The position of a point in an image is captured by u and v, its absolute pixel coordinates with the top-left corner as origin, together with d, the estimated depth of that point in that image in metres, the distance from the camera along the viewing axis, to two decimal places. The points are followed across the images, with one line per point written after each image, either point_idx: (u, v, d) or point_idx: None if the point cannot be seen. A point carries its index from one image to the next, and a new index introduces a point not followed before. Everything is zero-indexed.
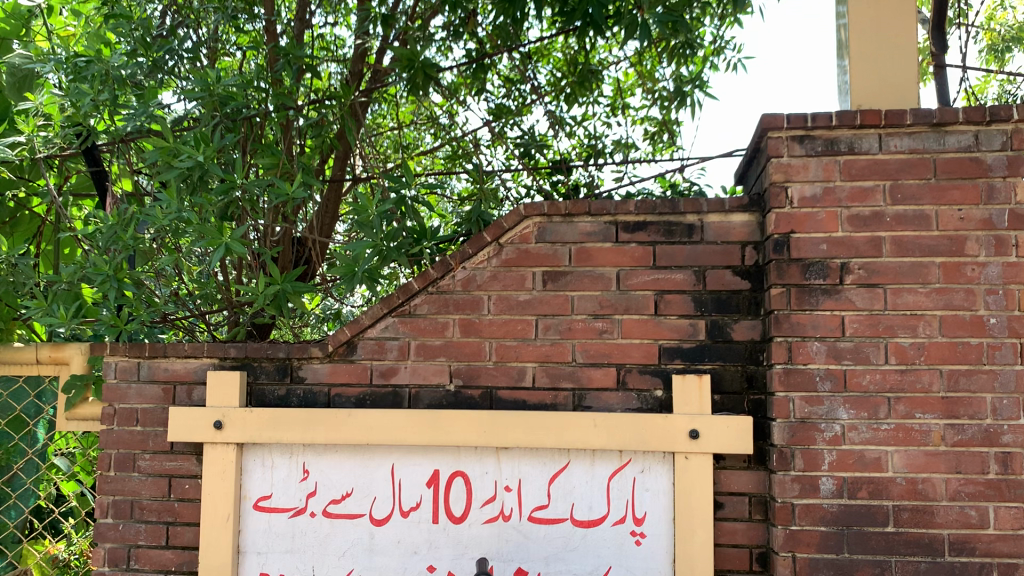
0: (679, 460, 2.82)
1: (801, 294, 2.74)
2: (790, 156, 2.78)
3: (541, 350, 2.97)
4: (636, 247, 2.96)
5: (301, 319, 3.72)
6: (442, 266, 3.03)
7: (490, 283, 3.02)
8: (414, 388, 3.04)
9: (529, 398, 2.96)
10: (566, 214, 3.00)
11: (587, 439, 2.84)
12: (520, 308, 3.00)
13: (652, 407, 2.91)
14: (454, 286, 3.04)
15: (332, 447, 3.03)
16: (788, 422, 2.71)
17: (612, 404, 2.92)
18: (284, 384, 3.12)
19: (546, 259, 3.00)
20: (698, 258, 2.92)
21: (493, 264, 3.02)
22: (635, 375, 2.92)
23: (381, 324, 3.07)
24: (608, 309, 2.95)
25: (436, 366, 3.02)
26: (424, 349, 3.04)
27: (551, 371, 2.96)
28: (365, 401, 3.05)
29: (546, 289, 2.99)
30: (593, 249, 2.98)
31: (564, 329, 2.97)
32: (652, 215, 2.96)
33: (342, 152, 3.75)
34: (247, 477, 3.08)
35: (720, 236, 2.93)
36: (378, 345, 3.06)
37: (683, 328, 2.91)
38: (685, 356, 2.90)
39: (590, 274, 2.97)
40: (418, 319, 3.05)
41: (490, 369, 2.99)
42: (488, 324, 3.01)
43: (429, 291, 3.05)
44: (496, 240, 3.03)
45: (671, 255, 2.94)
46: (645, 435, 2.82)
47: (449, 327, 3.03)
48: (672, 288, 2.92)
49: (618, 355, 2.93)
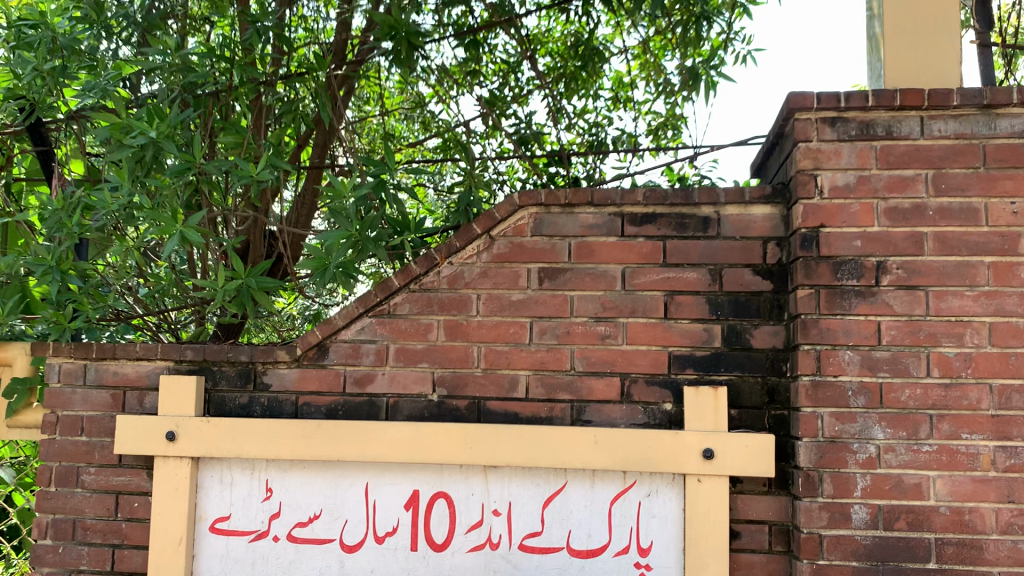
0: (691, 483, 2.49)
1: (832, 297, 2.41)
2: (820, 141, 2.47)
3: (536, 356, 2.64)
4: (644, 242, 2.63)
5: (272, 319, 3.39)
6: (426, 261, 2.70)
7: (480, 280, 2.69)
8: (392, 398, 2.70)
9: (522, 410, 2.63)
10: (566, 204, 2.67)
11: (587, 458, 2.51)
12: (513, 309, 2.67)
13: (661, 422, 2.57)
14: (439, 283, 2.71)
15: (299, 463, 2.69)
16: (815, 442, 2.38)
17: (614, 419, 2.59)
18: (247, 391, 2.78)
19: (543, 254, 2.67)
20: (714, 255, 2.60)
21: (483, 260, 2.70)
22: (641, 386, 2.59)
23: (356, 325, 2.73)
24: (612, 311, 2.62)
25: (417, 373, 2.69)
26: (404, 354, 2.70)
27: (547, 381, 2.63)
28: (337, 411, 2.71)
29: (542, 288, 2.66)
30: (595, 244, 2.65)
31: (562, 333, 2.64)
32: (662, 207, 2.64)
33: (320, 138, 3.41)
34: (203, 495, 2.74)
35: (739, 231, 2.60)
36: (353, 348, 2.72)
37: (696, 334, 2.58)
38: (698, 365, 2.57)
39: (592, 271, 2.65)
40: (398, 320, 2.72)
41: (478, 377, 2.65)
42: (477, 326, 2.67)
43: (412, 289, 2.72)
44: (488, 232, 2.70)
45: (683, 252, 2.61)
46: (652, 454, 2.49)
47: (433, 330, 2.69)
48: (684, 288, 2.60)
49: (623, 363, 2.60)
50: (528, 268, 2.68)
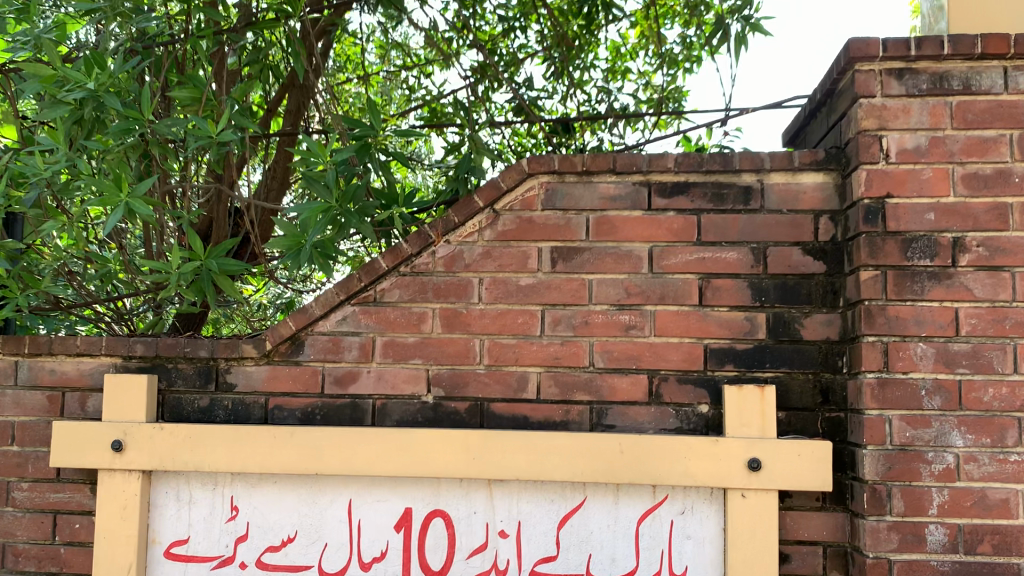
0: (733, 498, 2.13)
1: (901, 280, 2.05)
2: (886, 96, 2.09)
3: (549, 351, 2.25)
4: (674, 216, 2.25)
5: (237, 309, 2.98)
6: (418, 239, 2.30)
7: (482, 263, 2.30)
8: (379, 399, 2.30)
9: (532, 414, 2.24)
10: (582, 172, 2.29)
11: (611, 471, 2.14)
12: (522, 295, 2.28)
13: (696, 428, 2.20)
14: (433, 266, 2.31)
15: (270, 477, 2.29)
16: (883, 451, 2.02)
17: (642, 424, 2.21)
18: (207, 392, 2.37)
19: (556, 231, 2.29)
20: (757, 232, 2.23)
21: (485, 239, 2.30)
22: (673, 385, 2.21)
23: (335, 316, 2.33)
24: (638, 297, 2.24)
25: (408, 371, 2.29)
26: (392, 350, 2.30)
27: (561, 379, 2.24)
28: (315, 416, 2.31)
29: (555, 271, 2.28)
30: (618, 219, 2.27)
31: (578, 324, 2.26)
32: (696, 174, 2.26)
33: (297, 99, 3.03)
34: (157, 515, 2.33)
35: (785, 204, 2.23)
36: (333, 342, 2.32)
37: (736, 324, 2.21)
38: (739, 360, 2.20)
39: (614, 251, 2.26)
40: (386, 309, 2.31)
41: (481, 375, 2.26)
42: (479, 316, 2.28)
43: (401, 273, 2.32)
44: (490, 205, 2.31)
45: (721, 229, 2.24)
46: (688, 464, 2.12)
47: (427, 321, 2.30)
48: (722, 270, 2.22)
49: (651, 358, 2.22)
50: (538, 248, 2.29)
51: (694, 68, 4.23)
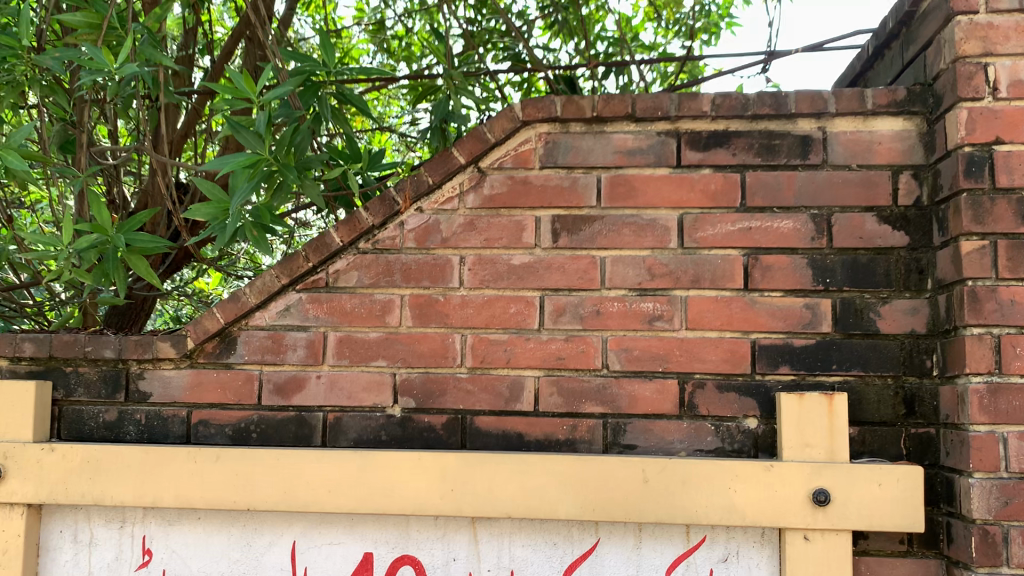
0: (793, 541, 1.62)
1: (1016, 252, 1.55)
2: (992, 12, 1.59)
3: (550, 350, 1.74)
4: (710, 175, 1.75)
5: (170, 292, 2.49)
6: (381, 206, 1.79)
7: (463, 237, 1.79)
8: (333, 412, 1.78)
9: (529, 431, 1.73)
10: (593, 120, 1.78)
11: (633, 506, 1.63)
12: (515, 278, 1.78)
13: (741, 448, 1.69)
14: (401, 241, 1.80)
15: (192, 512, 1.78)
16: (997, 480, 1.50)
17: (671, 444, 1.70)
18: (115, 403, 1.86)
19: (559, 195, 1.78)
20: (818, 195, 1.73)
21: (468, 206, 1.80)
22: (711, 393, 1.70)
23: (276, 305, 1.82)
24: (664, 280, 1.74)
25: (369, 376, 1.78)
26: (348, 349, 1.79)
27: (567, 386, 1.73)
28: (250, 434, 1.80)
29: (558, 247, 1.77)
30: (638, 180, 1.77)
31: (588, 314, 1.75)
32: (739, 121, 1.76)
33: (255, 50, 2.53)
34: (48, 561, 1.81)
35: (854, 158, 1.73)
36: (273, 339, 1.81)
37: (792, 313, 1.71)
38: (796, 361, 1.70)
39: (633, 222, 1.76)
40: (340, 297, 1.80)
41: (462, 381, 1.76)
42: (460, 305, 1.78)
43: (360, 249, 1.81)
44: (474, 162, 1.80)
45: (771, 192, 1.74)
46: (733, 497, 1.61)
47: (392, 311, 1.79)
48: (774, 245, 1.72)
49: (681, 359, 1.71)
50: (535, 218, 1.79)
51: (713, 40, 3.71)
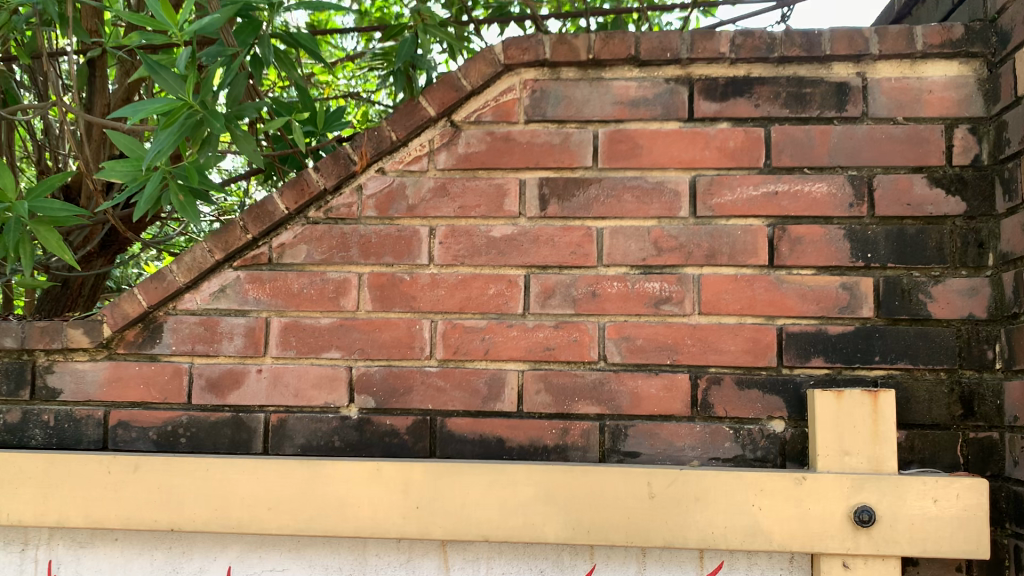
0: (830, 570, 1.33)
1: None
2: None
3: (536, 339, 1.46)
4: (728, 130, 1.47)
5: (105, 268, 2.20)
6: (332, 166, 1.49)
7: (433, 204, 1.50)
8: (277, 413, 1.49)
9: (511, 436, 1.44)
10: (589, 64, 1.49)
11: (636, 527, 1.34)
12: (494, 252, 1.48)
13: (765, 457, 1.41)
14: (359, 209, 1.50)
15: (107, 533, 1.48)
16: None
17: (681, 452, 1.42)
18: (17, 402, 1.55)
19: (548, 154, 1.49)
20: (856, 154, 1.45)
21: (439, 167, 1.50)
22: (729, 391, 1.42)
23: (209, 286, 1.52)
24: (673, 256, 1.45)
25: (320, 371, 1.48)
26: (295, 338, 1.49)
27: (557, 382, 1.45)
28: (179, 440, 1.51)
29: (546, 216, 1.48)
30: (642, 136, 1.48)
31: (583, 296, 1.46)
32: (764, 66, 1.48)
33: None
34: None
35: (900, 109, 1.45)
36: (205, 325, 1.52)
37: (826, 295, 1.43)
38: (831, 351, 1.42)
39: (636, 186, 1.47)
40: (285, 275, 1.51)
41: (431, 377, 1.46)
42: (429, 285, 1.48)
43: (310, 219, 1.51)
44: (447, 115, 1.50)
45: (801, 151, 1.45)
46: (759, 516, 1.33)
47: (347, 293, 1.49)
48: (804, 213, 1.44)
49: (694, 349, 1.43)
50: (518, 180, 1.49)
51: None
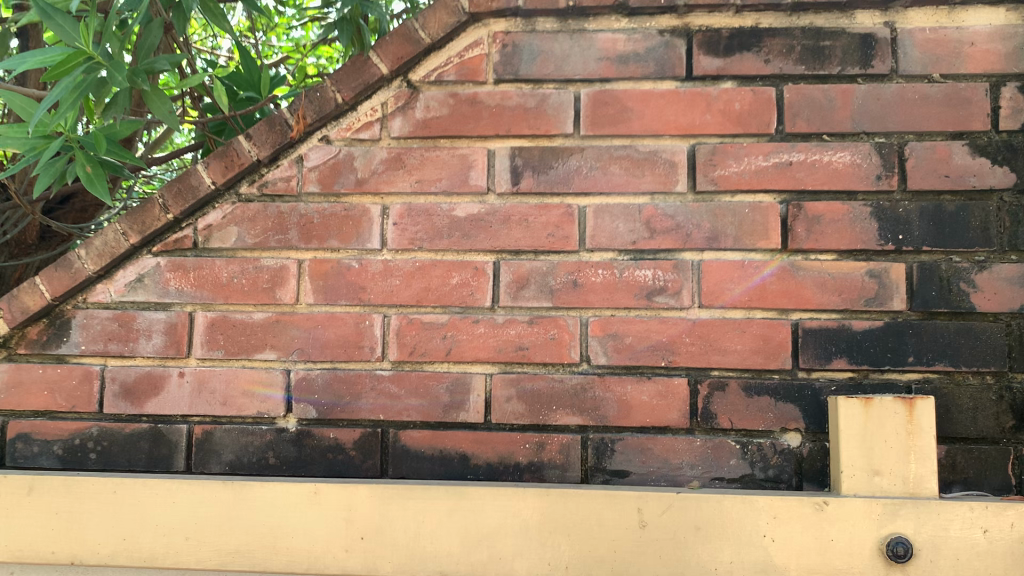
0: None
1: None
2: None
3: (507, 337, 1.23)
4: (732, 90, 1.25)
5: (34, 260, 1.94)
6: (266, 133, 1.27)
7: (386, 178, 1.27)
8: (201, 425, 1.27)
9: (477, 452, 1.22)
10: (570, 13, 1.27)
11: (624, 563, 1.12)
12: (458, 234, 1.25)
13: (777, 477, 1.18)
14: (299, 184, 1.28)
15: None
16: None
17: (677, 471, 1.19)
18: None
19: (521, 119, 1.26)
20: (885, 117, 1.23)
21: (393, 135, 1.28)
22: (735, 399, 1.20)
23: (124, 275, 1.30)
24: (669, 238, 1.23)
25: (252, 375, 1.26)
26: (223, 336, 1.27)
27: (531, 388, 1.22)
28: (88, 456, 1.28)
29: (519, 192, 1.25)
30: (632, 98, 1.26)
31: (562, 286, 1.23)
32: (775, 15, 1.25)
33: None
34: None
35: (935, 65, 1.23)
36: (119, 321, 1.29)
37: (849, 284, 1.21)
38: (856, 351, 1.19)
39: (625, 156, 1.25)
40: (213, 263, 1.28)
41: (383, 382, 1.24)
42: (381, 273, 1.26)
43: (242, 196, 1.29)
44: (402, 74, 1.28)
45: (819, 115, 1.23)
46: (772, 551, 1.10)
47: (285, 283, 1.27)
48: (822, 189, 1.22)
49: (694, 349, 1.21)
50: (486, 150, 1.26)
51: None
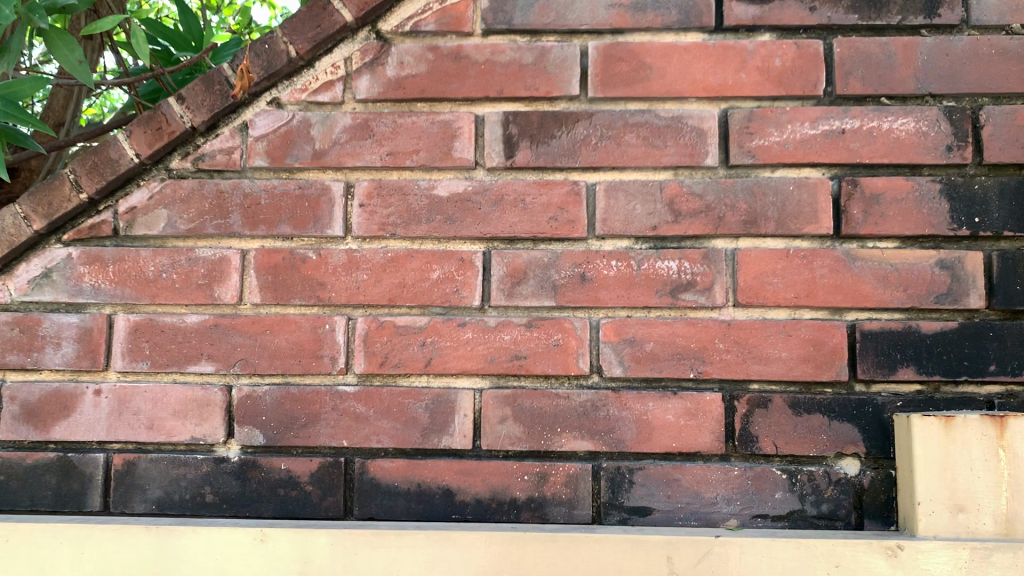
0: None
1: None
2: None
3: (499, 344, 1.00)
4: (771, 43, 1.03)
5: None
6: (200, 94, 1.03)
7: (351, 149, 1.03)
8: (122, 453, 1.02)
9: (464, 487, 0.99)
10: None
11: None
12: (439, 218, 1.02)
13: (833, 514, 0.97)
14: (243, 156, 1.04)
15: None
16: None
17: (711, 507, 0.97)
18: None
19: (516, 78, 1.03)
20: (956, 76, 1.01)
21: (359, 97, 1.04)
22: (780, 418, 0.98)
23: (26, 270, 1.04)
24: (697, 222, 1.01)
25: (185, 393, 1.02)
26: (148, 344, 1.03)
27: (529, 406, 0.99)
28: None
29: (514, 166, 1.03)
30: (651, 52, 1.03)
31: (567, 280, 1.01)
32: None
33: None
34: None
35: (1014, 14, 1.02)
36: (19, 325, 1.04)
37: (917, 277, 0.99)
38: (927, 358, 0.98)
39: (642, 122, 1.03)
40: (138, 254, 1.04)
41: (348, 399, 1.00)
42: (344, 265, 1.02)
43: (173, 171, 1.05)
44: (369, 23, 1.05)
45: (875, 72, 1.02)
46: None
47: (224, 279, 1.03)
48: (881, 162, 1.01)
49: (730, 357, 0.99)
50: (473, 116, 1.04)
51: None
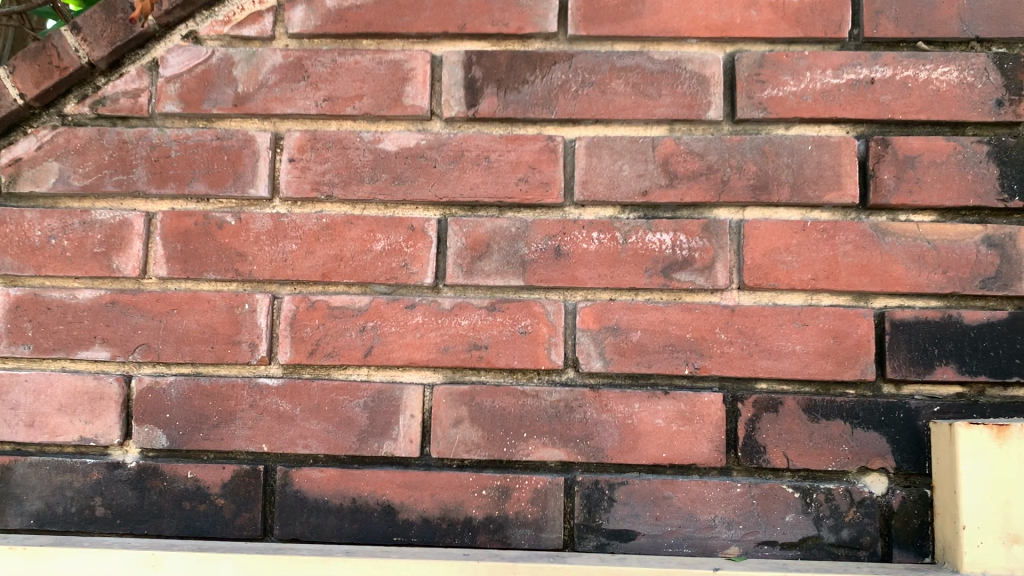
0: None
1: None
2: None
3: (456, 331, 0.83)
4: None
5: None
6: (98, 23, 0.85)
7: (281, 93, 0.86)
8: None
9: (408, 503, 0.81)
10: None
11: None
12: (385, 178, 0.85)
13: (855, 542, 0.80)
14: (152, 101, 0.87)
15: None
16: None
17: (707, 532, 0.80)
18: None
19: (482, 11, 0.86)
20: (1010, 16, 0.84)
21: (292, 31, 0.87)
22: (793, 424, 0.81)
23: None
24: (696, 186, 0.84)
25: (73, 383, 0.84)
26: (30, 324, 0.84)
27: (490, 406, 0.82)
28: None
29: (477, 117, 0.85)
30: None
31: (538, 254, 0.84)
32: None
33: None
34: None
35: None
36: None
37: (960, 257, 0.82)
38: (971, 354, 0.81)
39: (632, 67, 0.85)
40: (21, 215, 0.86)
41: (271, 395, 0.83)
42: (270, 233, 0.85)
43: (67, 118, 0.87)
44: None
45: (912, 11, 0.85)
46: None
47: (125, 247, 0.85)
48: (917, 118, 0.84)
49: (733, 350, 0.82)
50: (429, 56, 0.86)
51: None
